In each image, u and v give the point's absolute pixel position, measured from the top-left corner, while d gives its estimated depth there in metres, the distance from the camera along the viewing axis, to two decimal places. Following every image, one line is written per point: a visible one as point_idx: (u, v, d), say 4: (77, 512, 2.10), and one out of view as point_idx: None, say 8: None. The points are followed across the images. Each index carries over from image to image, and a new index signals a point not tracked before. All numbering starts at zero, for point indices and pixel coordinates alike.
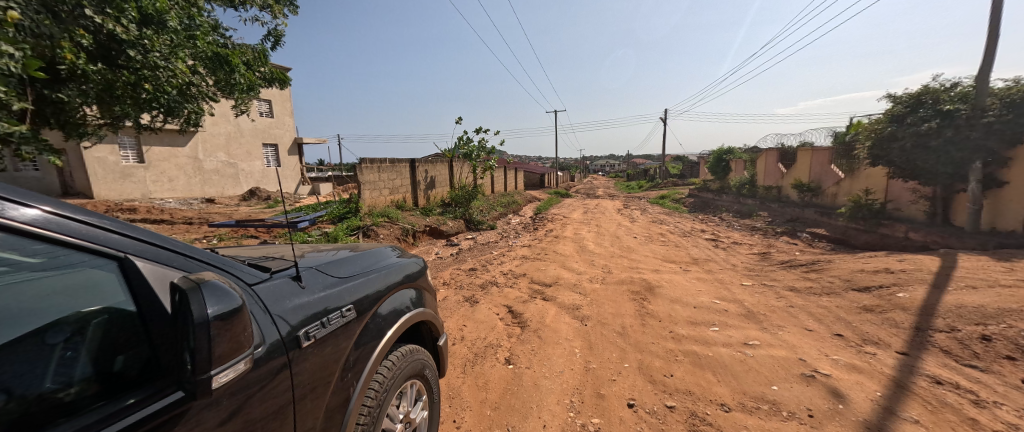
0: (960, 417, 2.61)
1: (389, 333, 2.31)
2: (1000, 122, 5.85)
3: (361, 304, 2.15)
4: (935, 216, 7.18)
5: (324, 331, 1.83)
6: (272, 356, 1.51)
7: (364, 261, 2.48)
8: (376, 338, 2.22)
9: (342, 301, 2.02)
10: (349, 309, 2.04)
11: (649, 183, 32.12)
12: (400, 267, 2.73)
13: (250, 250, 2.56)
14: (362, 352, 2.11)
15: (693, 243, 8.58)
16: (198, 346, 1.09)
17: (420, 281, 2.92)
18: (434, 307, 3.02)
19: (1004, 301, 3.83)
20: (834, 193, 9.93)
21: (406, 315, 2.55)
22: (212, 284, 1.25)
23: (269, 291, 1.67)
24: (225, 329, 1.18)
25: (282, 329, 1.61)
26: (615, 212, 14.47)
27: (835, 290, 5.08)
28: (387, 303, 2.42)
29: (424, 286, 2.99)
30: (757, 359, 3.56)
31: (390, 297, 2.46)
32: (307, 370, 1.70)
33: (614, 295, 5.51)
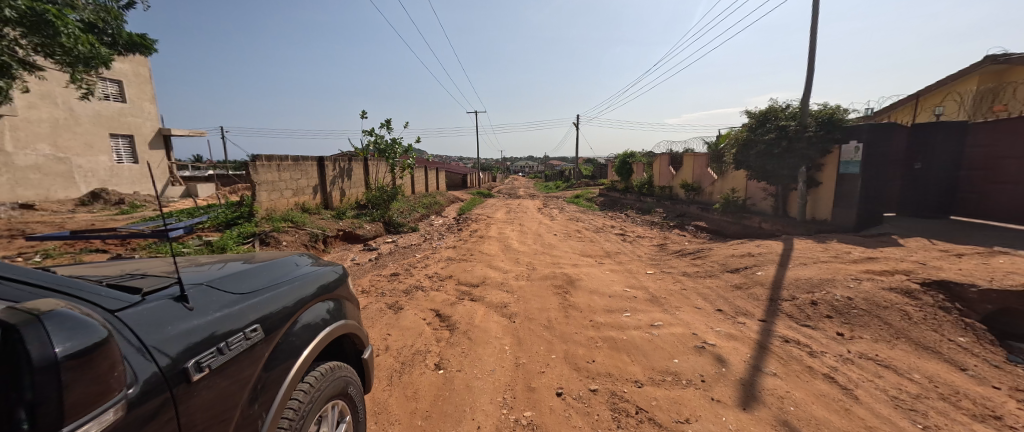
0: (801, 365, 3.33)
1: (306, 352, 2.02)
2: (817, 137, 7.78)
3: (269, 323, 1.85)
4: (777, 209, 9.06)
5: (221, 360, 1.53)
6: (149, 398, 1.23)
7: (269, 274, 2.14)
8: (289, 358, 1.92)
9: (245, 321, 1.72)
10: (254, 330, 1.74)
11: (564, 183, 34.29)
12: (316, 277, 2.41)
13: (103, 267, 2.04)
14: (271, 378, 1.80)
15: (605, 238, 9.42)
16: (41, 395, 0.89)
17: (339, 291, 2.61)
18: (356, 317, 2.73)
19: (823, 273, 5.03)
20: (710, 191, 11.84)
21: (326, 330, 2.26)
22: (57, 316, 1.03)
23: (140, 318, 1.36)
24: (81, 370, 0.97)
25: (160, 363, 1.31)
26: (535, 211, 15.12)
27: (715, 272, 6.09)
28: (302, 317, 2.11)
29: (344, 295, 2.68)
30: (661, 338, 4.06)
31: (305, 311, 2.15)
32: (198, 408, 1.41)
33: (539, 290, 5.75)
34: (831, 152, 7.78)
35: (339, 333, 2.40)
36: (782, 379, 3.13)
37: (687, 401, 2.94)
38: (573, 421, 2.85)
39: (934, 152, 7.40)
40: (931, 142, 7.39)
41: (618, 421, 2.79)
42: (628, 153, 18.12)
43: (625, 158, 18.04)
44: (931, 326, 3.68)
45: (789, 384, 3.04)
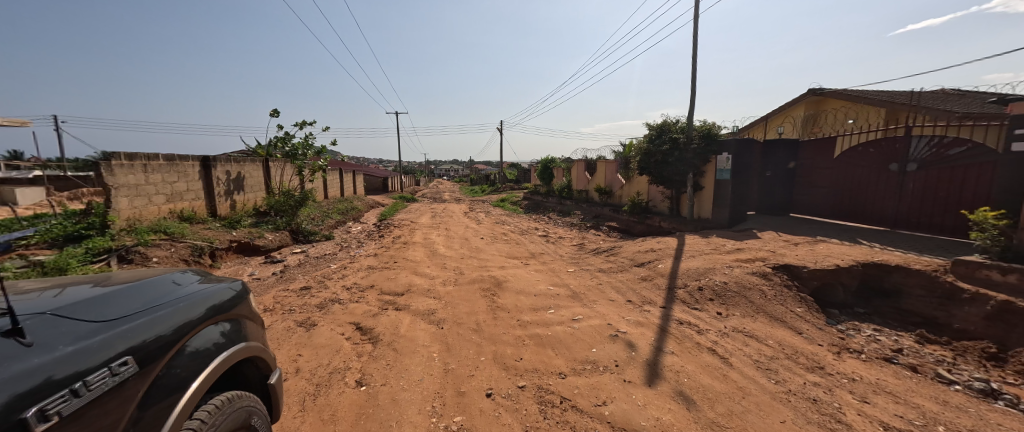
0: (691, 342, 3.90)
1: (195, 384, 1.70)
2: (699, 148, 9.18)
3: (144, 354, 1.51)
4: (672, 210, 10.39)
5: (75, 405, 1.25)
6: None
7: (142, 297, 1.76)
8: (173, 394, 1.61)
9: (110, 352, 1.41)
10: (123, 363, 1.44)
11: (490, 187, 34.79)
12: (207, 295, 2.01)
13: None
14: (146, 420, 1.50)
15: (530, 239, 9.81)
16: None
17: (238, 309, 2.22)
18: (259, 337, 2.38)
19: (707, 262, 5.95)
20: (619, 195, 13.07)
21: (221, 356, 1.91)
22: None
23: None
24: None
25: None
26: (462, 215, 15.05)
27: (626, 267, 6.77)
28: (191, 341, 1.77)
29: (245, 313, 2.30)
30: (581, 331, 4.38)
31: (194, 335, 1.79)
32: None
33: (467, 294, 5.76)
34: (710, 161, 9.22)
35: (236, 358, 2.04)
36: (678, 356, 3.62)
37: (603, 385, 3.23)
38: (503, 419, 2.92)
39: (780, 162, 9.18)
40: (779, 154, 9.16)
41: (544, 413, 2.94)
42: (549, 158, 19.10)
43: (547, 163, 18.98)
44: (779, 301, 4.58)
45: (684, 360, 3.54)
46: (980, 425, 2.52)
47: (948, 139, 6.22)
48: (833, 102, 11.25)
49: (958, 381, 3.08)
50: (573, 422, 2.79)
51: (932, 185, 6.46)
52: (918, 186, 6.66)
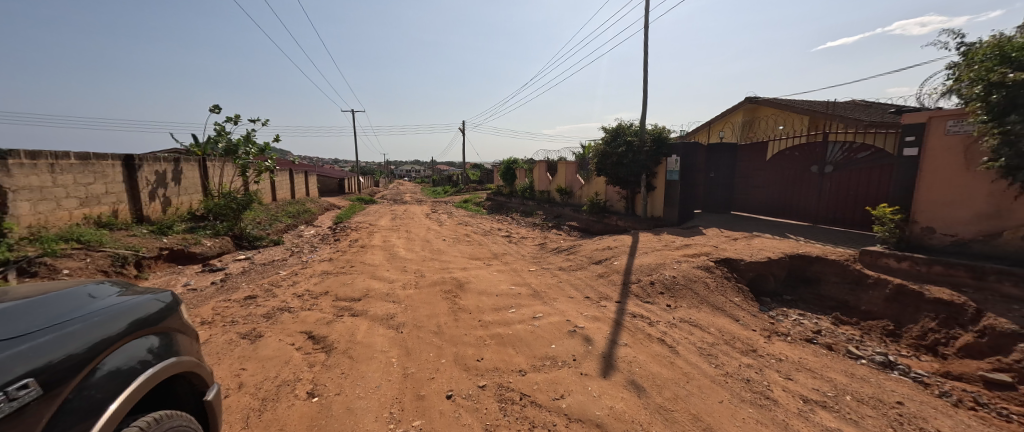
0: (643, 333, 4.12)
1: (114, 405, 1.55)
2: (651, 150, 9.68)
3: (50, 375, 1.36)
4: (628, 209, 10.86)
5: None
6: None
7: (48, 314, 1.58)
8: (88, 418, 1.46)
9: (5, 376, 1.26)
10: (24, 386, 1.28)
11: (452, 188, 34.39)
12: (129, 309, 1.83)
13: None
14: None
15: (492, 240, 9.83)
16: None
17: (167, 322, 2.05)
18: (193, 351, 2.20)
19: (658, 258, 6.29)
20: (579, 195, 13.43)
21: (147, 372, 1.75)
22: None
23: None
24: None
25: None
26: (423, 217, 14.78)
27: (584, 265, 6.99)
28: (111, 359, 1.61)
29: (175, 326, 2.12)
30: (541, 328, 4.48)
31: (114, 352, 1.63)
32: None
33: (427, 296, 5.68)
34: (661, 162, 9.74)
35: (166, 375, 1.88)
36: (631, 347, 3.81)
37: (561, 380, 3.32)
38: (462, 420, 2.92)
39: (722, 164, 9.89)
40: (719, 157, 9.88)
41: (504, 410, 2.97)
42: (512, 160, 19.27)
43: (509, 164, 19.13)
44: (720, 291, 4.96)
45: (636, 350, 3.73)
46: (879, 392, 2.89)
47: (857, 145, 7.05)
48: (766, 110, 12.35)
49: (863, 356, 3.52)
50: (532, 416, 2.85)
51: (845, 184, 7.27)
52: (834, 186, 7.47)
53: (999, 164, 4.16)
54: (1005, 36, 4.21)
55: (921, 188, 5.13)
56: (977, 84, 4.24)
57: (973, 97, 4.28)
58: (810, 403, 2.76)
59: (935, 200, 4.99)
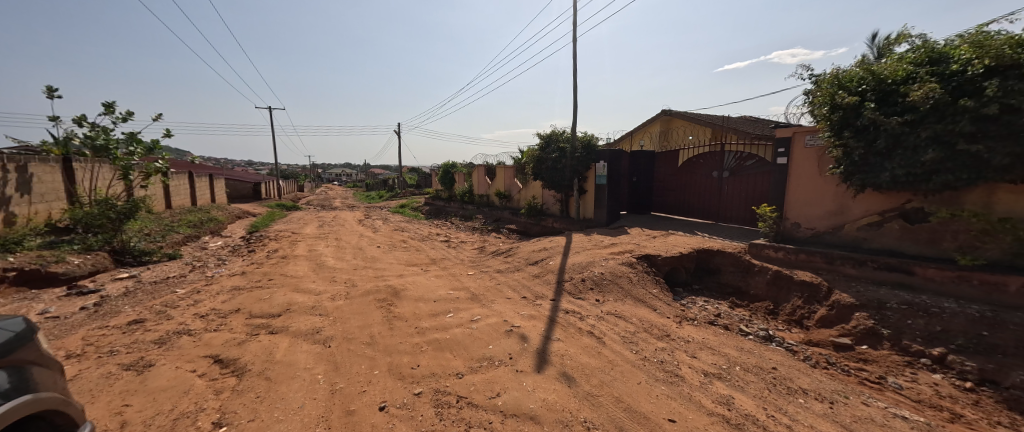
0: (574, 328, 4.36)
1: None
2: (581, 156, 10.29)
3: None
4: (563, 212, 11.36)
5: None
6: None
7: None
8: None
9: None
10: None
11: (388, 192, 32.96)
12: None
13: None
14: None
15: (430, 245, 9.63)
16: None
17: (15, 354, 1.71)
18: (53, 386, 1.85)
19: (588, 257, 6.70)
20: (517, 199, 13.70)
21: None
22: None
23: None
24: None
25: None
26: (355, 223, 13.99)
27: (522, 266, 7.19)
28: None
29: (26, 359, 1.77)
30: (479, 330, 4.51)
31: None
32: None
33: (360, 306, 5.41)
34: (591, 167, 10.39)
35: (18, 416, 1.56)
36: (564, 342, 4.01)
37: (497, 378, 3.38)
38: (396, 430, 2.83)
39: (643, 169, 10.84)
40: (640, 163, 10.81)
41: (440, 414, 2.94)
42: (450, 163, 18.99)
43: (448, 168, 18.88)
44: (641, 284, 5.44)
45: (567, 344, 3.94)
46: (760, 361, 3.43)
47: (745, 154, 8.23)
48: (678, 122, 13.84)
49: (750, 332, 4.14)
50: (467, 417, 2.86)
51: (739, 188, 8.41)
52: (731, 189, 8.59)
53: (840, 170, 5.17)
54: (840, 70, 5.30)
55: (789, 191, 6.14)
56: (824, 107, 5.26)
57: (822, 117, 5.31)
58: (709, 375, 3.17)
59: (799, 201, 6.02)
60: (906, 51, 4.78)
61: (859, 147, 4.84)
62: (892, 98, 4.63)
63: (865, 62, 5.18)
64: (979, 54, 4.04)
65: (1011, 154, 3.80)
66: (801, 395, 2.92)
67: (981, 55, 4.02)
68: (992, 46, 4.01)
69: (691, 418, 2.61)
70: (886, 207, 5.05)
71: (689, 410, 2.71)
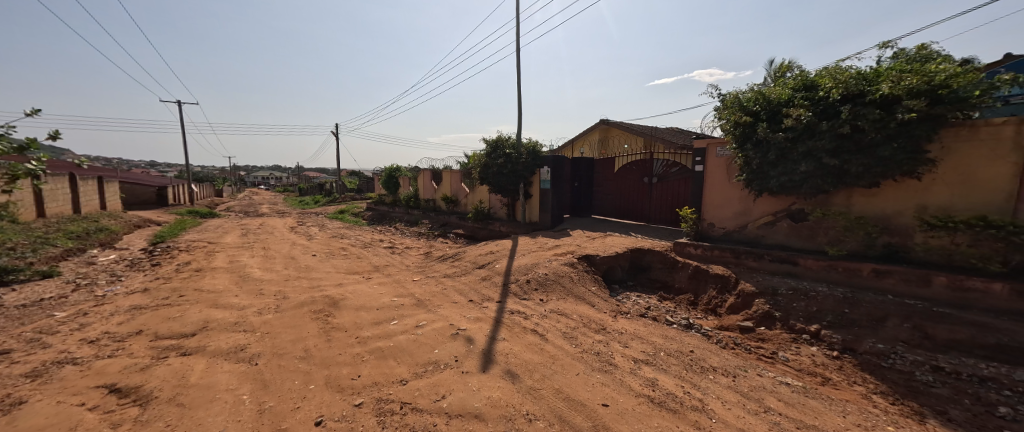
0: (519, 327, 4.49)
1: None
2: (526, 161, 10.58)
3: None
4: (509, 216, 11.55)
5: None
6: None
7: None
8: None
9: None
10: None
11: (326, 196, 30.97)
12: None
13: None
14: None
15: (372, 253, 9.23)
16: None
17: None
18: None
19: (533, 259, 6.91)
20: (464, 203, 13.65)
21: None
22: None
23: None
24: None
25: None
26: (287, 231, 12.96)
27: (469, 270, 7.21)
28: None
29: None
30: (424, 335, 4.46)
31: None
32: None
33: (292, 319, 5.05)
34: (535, 173, 10.72)
35: None
36: (508, 341, 4.12)
37: (442, 381, 3.37)
38: None
39: (584, 175, 11.42)
40: (581, 169, 11.38)
41: (383, 422, 2.87)
42: (393, 167, 18.31)
43: (391, 172, 18.22)
44: (581, 283, 5.74)
45: (512, 343, 4.05)
46: (680, 346, 3.84)
47: (671, 162, 9.05)
48: (614, 131, 14.79)
49: (673, 321, 4.58)
50: (411, 423, 2.82)
51: (666, 192, 9.21)
52: (659, 194, 9.38)
53: (742, 177, 5.94)
54: (739, 91, 6.08)
55: (704, 195, 6.89)
56: (728, 123, 5.99)
57: (727, 132, 6.04)
58: (638, 361, 3.48)
59: (713, 204, 6.79)
60: (788, 78, 5.63)
61: (756, 158, 5.61)
62: (779, 117, 5.43)
63: (758, 85, 6.00)
64: (838, 84, 4.92)
65: (862, 165, 4.70)
66: (712, 372, 3.33)
67: (839, 85, 4.90)
68: (847, 77, 4.90)
69: (621, 401, 2.85)
70: (778, 209, 5.92)
71: (620, 394, 2.96)
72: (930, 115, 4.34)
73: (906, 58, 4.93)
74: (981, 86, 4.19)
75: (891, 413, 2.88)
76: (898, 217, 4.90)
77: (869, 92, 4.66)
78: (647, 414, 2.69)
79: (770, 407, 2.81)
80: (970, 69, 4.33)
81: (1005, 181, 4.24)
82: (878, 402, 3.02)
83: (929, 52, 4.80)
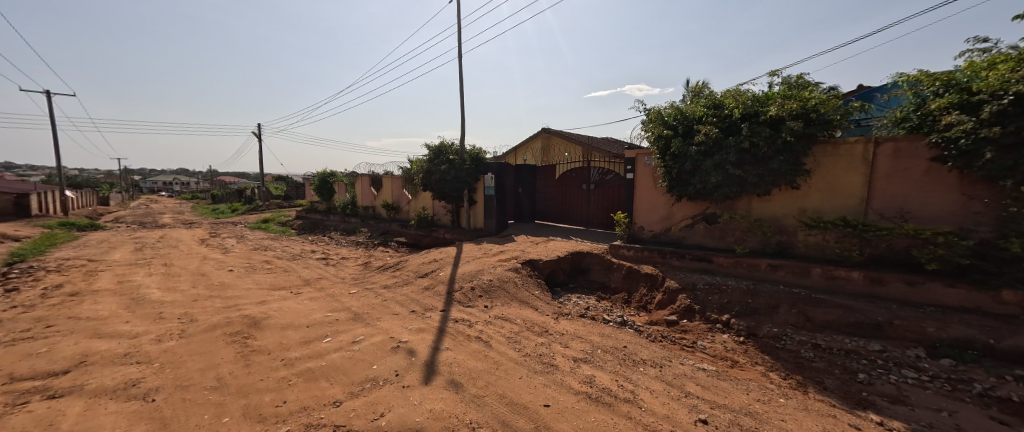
0: (463, 335, 4.43)
1: None
2: (470, 168, 10.54)
3: None
4: (453, 222, 11.38)
5: None
6: None
7: None
8: None
9: None
10: None
11: (247, 203, 27.99)
12: None
13: None
14: None
15: (302, 265, 8.49)
16: None
17: None
18: None
19: (477, 266, 6.87)
20: (406, 210, 13.18)
21: None
22: None
23: None
24: None
25: None
26: (197, 244, 11.45)
27: (411, 279, 6.96)
28: None
29: None
30: (361, 351, 4.20)
31: None
32: None
33: (202, 345, 4.45)
34: (479, 179, 10.72)
35: None
36: (452, 350, 4.03)
37: (381, 398, 3.19)
38: None
39: (527, 181, 11.64)
40: (524, 175, 11.59)
41: None
42: (326, 172, 17.11)
43: (325, 177, 17.00)
44: (525, 287, 5.83)
45: (456, 352, 3.97)
46: (615, 342, 4.06)
47: (606, 169, 9.60)
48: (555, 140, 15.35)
49: (610, 319, 4.84)
50: None
51: (603, 199, 9.72)
52: (597, 200, 9.87)
53: (666, 184, 6.50)
54: (661, 107, 6.67)
55: (634, 201, 7.41)
56: (652, 135, 6.52)
57: (651, 144, 6.58)
58: (577, 360, 3.62)
59: (642, 209, 7.32)
60: (700, 98, 6.32)
61: (675, 168, 6.17)
62: (693, 131, 6.03)
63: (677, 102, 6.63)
64: (739, 104, 5.64)
65: (758, 175, 5.44)
66: (642, 365, 3.56)
67: (740, 105, 5.63)
68: (745, 99, 5.64)
69: (562, 400, 2.94)
70: (696, 213, 6.55)
71: (560, 393, 3.04)
72: (805, 134, 5.18)
73: (788, 85, 5.79)
74: (840, 111, 5.12)
75: (783, 387, 3.33)
76: (786, 219, 5.71)
77: (761, 112, 5.41)
78: (586, 411, 2.79)
79: (689, 392, 3.10)
80: (833, 97, 5.26)
81: (858, 187, 5.13)
82: (773, 379, 3.47)
83: (805, 80, 5.71)
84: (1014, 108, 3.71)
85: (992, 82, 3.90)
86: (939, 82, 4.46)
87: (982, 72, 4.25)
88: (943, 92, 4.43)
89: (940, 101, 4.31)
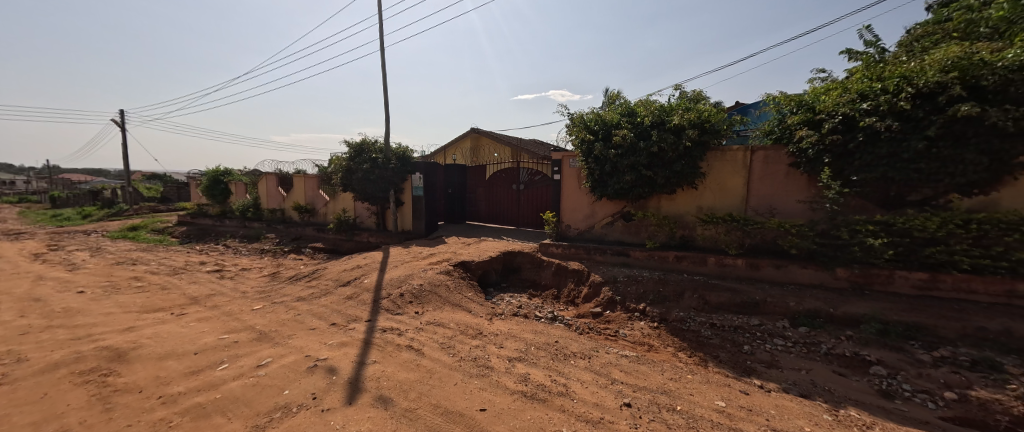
0: (392, 345, 4.12)
1: None
2: (395, 167, 9.97)
3: None
4: (378, 225, 10.67)
5: None
6: None
7: None
8: None
9: None
10: None
11: (110, 207, 23.00)
12: None
13: None
14: None
15: (188, 280, 7.20)
16: None
17: None
18: None
19: (405, 271, 6.48)
20: (323, 213, 12.02)
21: None
22: None
23: None
24: None
25: None
26: (34, 260, 9.04)
27: (331, 289, 6.32)
28: None
29: None
30: (268, 375, 3.66)
31: None
32: None
33: (38, 391, 3.48)
34: (406, 179, 10.21)
35: None
36: (380, 363, 3.71)
37: (296, 427, 2.79)
38: None
39: (457, 182, 11.40)
40: (454, 176, 11.32)
41: None
42: (220, 170, 14.83)
43: (217, 175, 14.67)
44: (457, 290, 5.66)
45: (385, 365, 3.67)
46: (547, 338, 4.13)
47: (535, 170, 9.81)
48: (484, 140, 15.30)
49: (541, 316, 4.92)
50: None
51: (532, 199, 9.91)
52: (526, 200, 10.04)
53: (588, 184, 6.84)
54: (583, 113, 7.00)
55: (561, 201, 7.66)
56: (575, 140, 6.81)
57: (575, 147, 6.86)
58: (512, 360, 3.58)
59: (569, 208, 7.60)
60: (616, 106, 6.76)
61: (596, 170, 6.51)
62: (611, 136, 6.42)
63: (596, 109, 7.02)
64: (648, 113, 6.18)
65: (665, 176, 5.98)
66: (573, 358, 3.66)
67: (649, 114, 6.16)
68: (653, 109, 6.20)
69: (498, 402, 2.87)
70: (615, 212, 7.01)
71: (497, 396, 2.97)
72: (701, 141, 5.88)
73: (685, 99, 6.50)
74: (725, 123, 5.95)
75: (689, 364, 3.68)
76: (688, 215, 6.39)
77: (667, 121, 5.98)
78: (522, 410, 2.76)
79: (614, 379, 3.25)
80: (720, 110, 6.06)
81: (741, 187, 5.94)
82: (681, 357, 3.83)
83: (698, 95, 6.44)
84: (841, 126, 4.64)
85: (827, 104, 4.79)
86: (794, 103, 5.35)
87: (820, 96, 5.20)
88: (796, 111, 5.31)
89: (795, 118, 5.17)
